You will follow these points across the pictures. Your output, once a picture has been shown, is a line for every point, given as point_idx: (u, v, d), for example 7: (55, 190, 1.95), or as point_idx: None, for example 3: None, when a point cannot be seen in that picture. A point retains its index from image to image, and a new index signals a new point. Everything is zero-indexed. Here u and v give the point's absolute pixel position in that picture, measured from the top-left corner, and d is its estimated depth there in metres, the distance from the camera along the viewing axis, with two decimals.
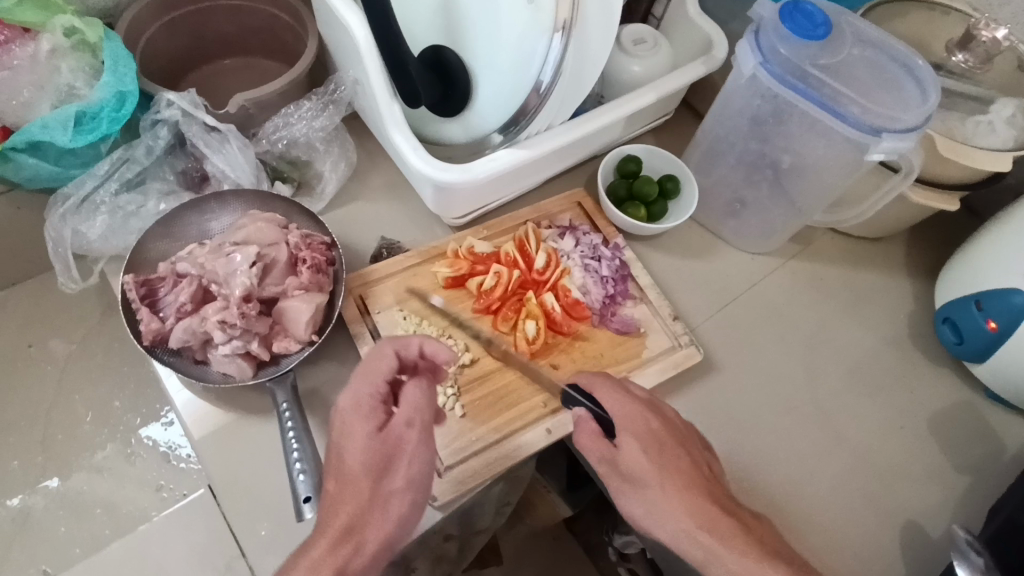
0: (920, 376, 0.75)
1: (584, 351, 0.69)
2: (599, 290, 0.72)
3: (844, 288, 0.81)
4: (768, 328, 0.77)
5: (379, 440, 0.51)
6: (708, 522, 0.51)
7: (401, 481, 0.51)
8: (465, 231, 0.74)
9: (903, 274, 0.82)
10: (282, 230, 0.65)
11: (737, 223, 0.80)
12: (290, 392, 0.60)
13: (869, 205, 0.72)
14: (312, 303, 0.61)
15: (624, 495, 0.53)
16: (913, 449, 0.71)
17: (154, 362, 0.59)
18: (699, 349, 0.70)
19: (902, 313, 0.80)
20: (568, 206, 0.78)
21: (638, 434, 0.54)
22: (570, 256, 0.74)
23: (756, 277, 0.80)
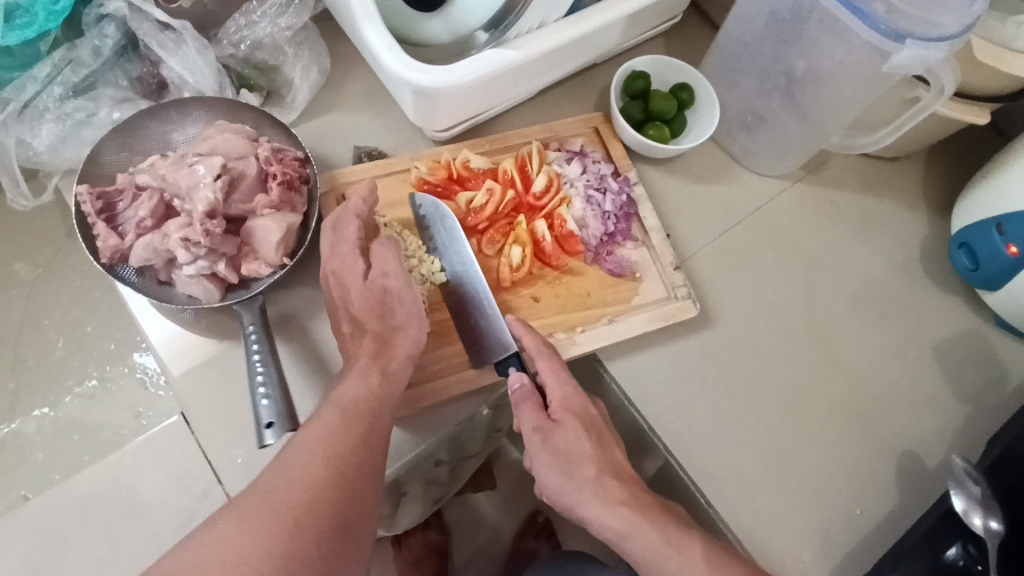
0: (928, 304, 0.72)
1: (570, 288, 0.65)
2: (598, 225, 0.67)
3: (856, 210, 0.76)
4: (771, 252, 0.72)
5: (367, 285, 0.55)
6: (635, 501, 0.52)
7: (402, 316, 0.55)
8: (463, 143, 0.69)
9: (918, 195, 0.77)
10: (251, 143, 0.60)
11: (743, 138, 0.74)
12: (257, 315, 0.56)
13: (897, 125, 0.65)
14: (283, 223, 0.56)
15: (547, 469, 0.54)
16: (914, 377, 0.68)
17: (118, 282, 0.56)
18: (695, 303, 0.66)
19: (915, 236, 0.75)
20: (583, 130, 0.72)
21: (577, 411, 0.55)
22: (574, 183, 0.69)
23: (761, 199, 0.75)
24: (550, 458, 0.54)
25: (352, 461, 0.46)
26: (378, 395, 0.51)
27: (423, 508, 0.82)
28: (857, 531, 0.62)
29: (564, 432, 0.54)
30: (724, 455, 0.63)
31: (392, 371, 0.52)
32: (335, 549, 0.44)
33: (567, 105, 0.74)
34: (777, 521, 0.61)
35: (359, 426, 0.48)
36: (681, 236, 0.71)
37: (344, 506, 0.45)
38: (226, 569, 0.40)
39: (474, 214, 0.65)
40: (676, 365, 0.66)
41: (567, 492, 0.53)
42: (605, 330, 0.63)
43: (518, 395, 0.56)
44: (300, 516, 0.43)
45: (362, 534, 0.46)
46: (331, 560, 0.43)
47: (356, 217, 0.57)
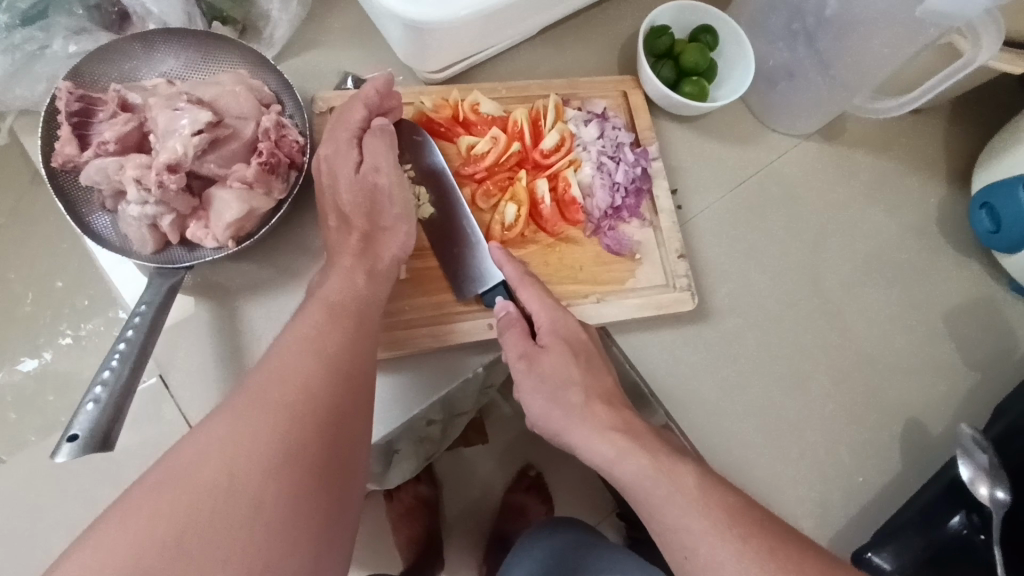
0: (940, 266, 0.69)
1: (562, 257, 0.61)
2: (604, 197, 0.63)
3: (873, 166, 0.72)
4: (782, 210, 0.69)
5: (358, 178, 0.53)
6: (623, 423, 0.49)
7: (390, 217, 0.53)
8: (474, 85, 0.63)
9: (939, 151, 0.73)
10: (259, 107, 0.54)
11: (760, 85, 0.69)
12: (158, 293, 0.50)
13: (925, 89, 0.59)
14: (245, 206, 0.51)
15: (530, 392, 0.52)
16: (923, 343, 0.66)
17: (55, 192, 0.52)
18: (693, 298, 0.62)
19: (932, 196, 0.71)
20: (609, 92, 0.66)
21: (565, 337, 0.54)
22: (587, 147, 0.64)
23: (773, 153, 0.70)
24: (536, 381, 0.52)
25: (344, 356, 0.44)
26: (360, 299, 0.49)
27: (416, 462, 0.81)
28: (857, 498, 0.61)
29: (549, 355, 0.52)
30: (724, 420, 0.61)
31: (378, 273, 0.51)
32: (337, 441, 0.41)
33: (573, 46, 0.68)
34: (774, 487, 0.60)
35: (347, 325, 0.46)
36: (687, 193, 0.67)
37: (341, 398, 0.42)
38: (221, 459, 0.37)
39: (474, 161, 0.61)
40: (679, 328, 0.63)
41: (551, 416, 0.51)
42: (592, 309, 0.59)
43: (503, 323, 0.55)
44: (292, 407, 0.40)
45: (364, 430, 0.44)
46: (336, 451, 0.41)
47: (363, 108, 0.54)
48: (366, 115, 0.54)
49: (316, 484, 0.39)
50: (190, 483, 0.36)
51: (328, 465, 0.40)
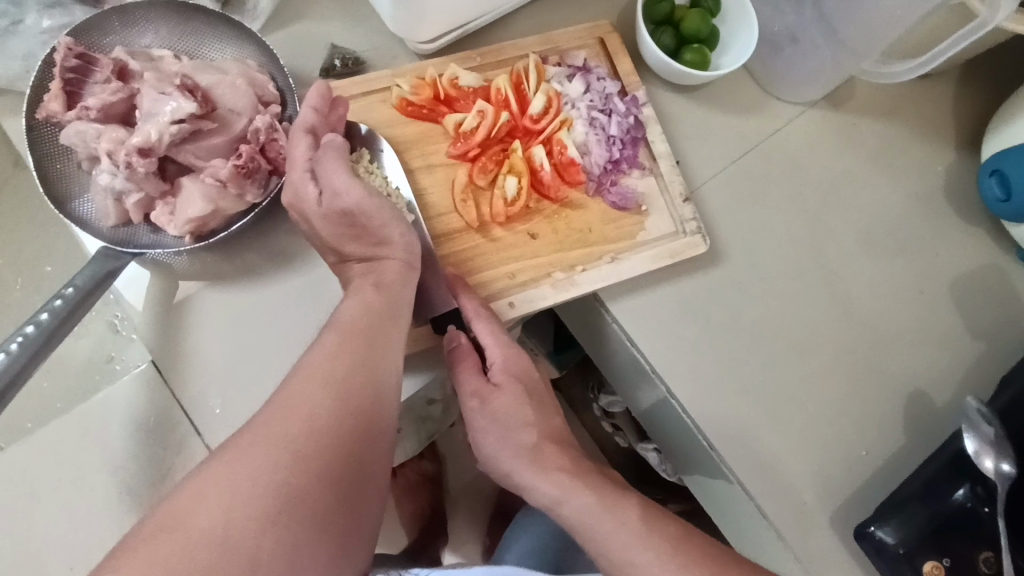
0: (947, 237, 0.67)
1: (570, 222, 0.59)
2: (601, 151, 0.61)
3: (880, 134, 0.69)
4: (784, 182, 0.67)
5: (325, 210, 0.50)
6: (579, 469, 0.49)
7: (379, 229, 0.50)
8: (451, 57, 0.61)
9: (947, 117, 0.71)
10: (256, 104, 0.52)
11: (763, 52, 0.67)
12: (92, 277, 0.48)
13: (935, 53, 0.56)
14: (209, 206, 0.50)
15: (478, 431, 0.51)
16: (927, 315, 0.65)
17: (28, 145, 0.50)
18: (705, 239, 0.61)
19: (939, 163, 0.69)
20: (586, 42, 0.64)
21: (518, 375, 0.53)
22: (575, 104, 0.62)
23: (778, 122, 0.68)
24: (487, 422, 0.51)
25: (357, 383, 0.43)
26: (375, 321, 0.46)
27: (417, 442, 0.80)
28: (858, 472, 0.60)
29: (500, 398, 0.51)
30: (724, 396, 0.60)
31: (387, 283, 0.49)
32: (351, 475, 0.41)
33: (569, 12, 0.65)
34: (778, 462, 0.60)
35: (361, 349, 0.44)
36: (689, 165, 0.65)
37: (355, 431, 0.41)
38: (224, 499, 0.37)
39: (464, 139, 0.58)
40: (679, 304, 0.62)
41: (502, 459, 0.50)
42: (607, 269, 0.58)
43: (456, 355, 0.52)
44: (303, 443, 0.39)
45: (382, 456, 0.43)
46: (349, 484, 0.41)
47: (306, 132, 0.51)
48: (312, 136, 0.51)
49: (326, 519, 0.39)
50: (191, 523, 0.36)
51: (339, 499, 0.40)
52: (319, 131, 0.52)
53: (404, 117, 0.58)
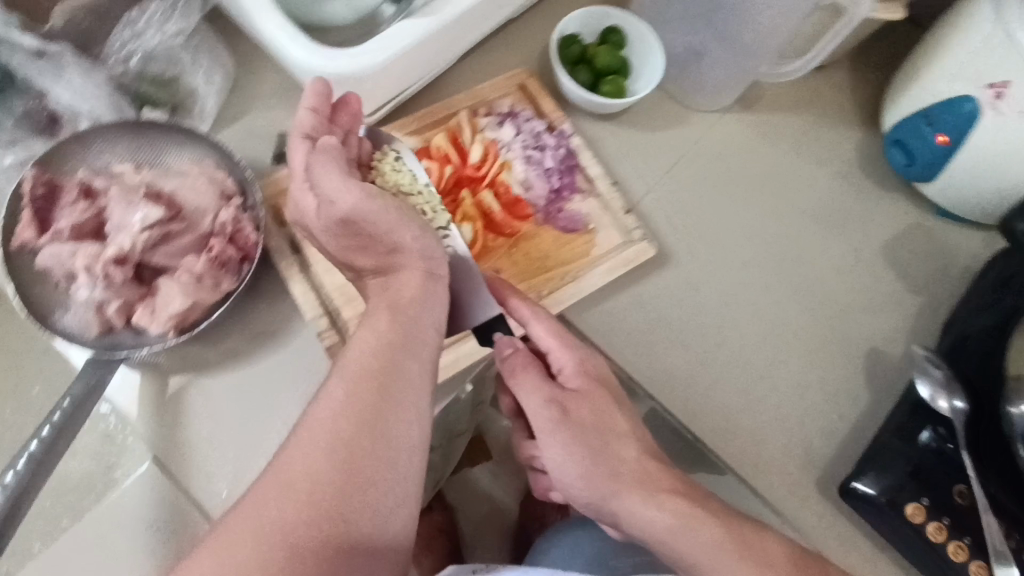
0: (871, 205, 0.74)
1: (528, 252, 0.64)
2: (542, 184, 0.66)
3: (792, 125, 0.76)
4: (717, 182, 0.72)
5: (322, 218, 0.51)
6: (668, 482, 0.50)
7: (387, 235, 0.50)
8: (391, 125, 0.66)
9: (848, 100, 0.78)
10: (218, 200, 0.56)
11: (674, 71, 0.73)
12: (87, 385, 0.51)
13: (824, 43, 0.65)
14: (189, 299, 0.52)
15: (560, 442, 0.50)
16: (868, 279, 0.71)
17: (7, 274, 0.52)
18: (652, 243, 0.66)
19: (850, 141, 0.77)
20: (509, 90, 0.69)
21: (594, 377, 0.53)
22: (510, 147, 0.67)
23: (701, 130, 0.74)
24: (569, 432, 0.50)
25: (363, 429, 0.42)
26: (386, 354, 0.45)
27: None
28: (836, 436, 0.65)
29: (578, 402, 0.52)
30: (700, 388, 0.64)
31: (404, 306, 0.48)
32: (366, 519, 0.40)
33: (491, 66, 0.71)
34: (763, 438, 0.64)
35: (370, 390, 0.43)
36: (628, 183, 0.71)
37: (366, 476, 0.41)
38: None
39: None
40: (642, 311, 0.66)
41: (594, 481, 0.49)
42: (570, 289, 0.63)
43: (516, 360, 0.52)
44: (310, 500, 0.39)
45: (405, 487, 0.42)
46: (368, 526, 0.40)
47: (304, 138, 0.53)
48: (309, 140, 0.53)
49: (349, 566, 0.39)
50: None
51: (360, 545, 0.40)
52: (317, 134, 0.54)
53: None
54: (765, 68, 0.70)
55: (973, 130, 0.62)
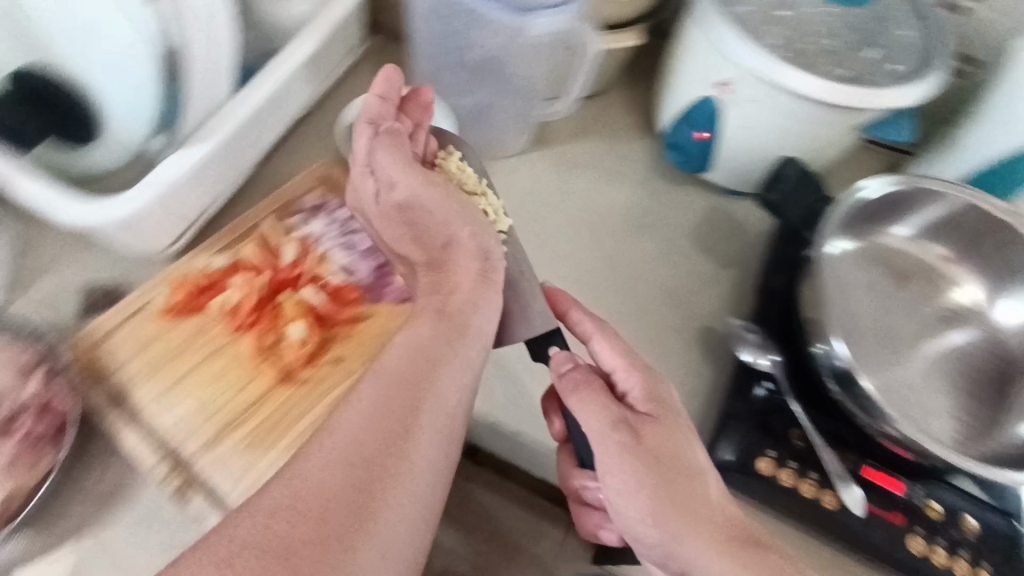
0: (670, 203, 0.82)
1: (365, 334, 0.62)
2: (365, 265, 0.65)
3: (586, 150, 0.84)
4: (533, 218, 0.78)
5: (382, 205, 0.62)
6: (727, 526, 0.51)
7: (437, 218, 0.61)
8: (195, 249, 0.64)
9: (629, 116, 0.87)
10: (20, 377, 0.55)
11: (467, 127, 0.79)
12: None
13: (579, 78, 0.72)
14: (6, 484, 0.51)
15: (612, 475, 0.54)
16: (684, 267, 0.78)
17: None
18: None
19: (639, 151, 0.85)
20: (313, 184, 0.69)
21: (657, 400, 0.57)
22: (323, 239, 0.66)
23: (505, 175, 0.80)
24: (630, 456, 0.53)
25: (394, 428, 0.47)
26: (443, 350, 0.53)
27: None
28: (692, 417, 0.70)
29: (648, 428, 0.55)
30: None
31: (449, 316, 0.55)
32: (384, 505, 0.45)
33: (292, 164, 0.73)
34: None
35: (403, 388, 0.50)
36: None
37: (388, 466, 0.46)
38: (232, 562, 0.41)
39: (235, 314, 0.61)
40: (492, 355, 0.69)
41: (659, 516, 0.52)
42: None
43: (580, 380, 0.56)
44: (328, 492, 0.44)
45: (437, 471, 0.49)
46: (387, 514, 0.45)
47: (367, 122, 0.63)
48: (370, 125, 0.63)
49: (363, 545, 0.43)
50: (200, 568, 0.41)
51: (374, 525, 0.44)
52: (380, 118, 0.64)
53: (170, 321, 0.60)
54: (541, 109, 0.77)
55: (721, 123, 0.72)
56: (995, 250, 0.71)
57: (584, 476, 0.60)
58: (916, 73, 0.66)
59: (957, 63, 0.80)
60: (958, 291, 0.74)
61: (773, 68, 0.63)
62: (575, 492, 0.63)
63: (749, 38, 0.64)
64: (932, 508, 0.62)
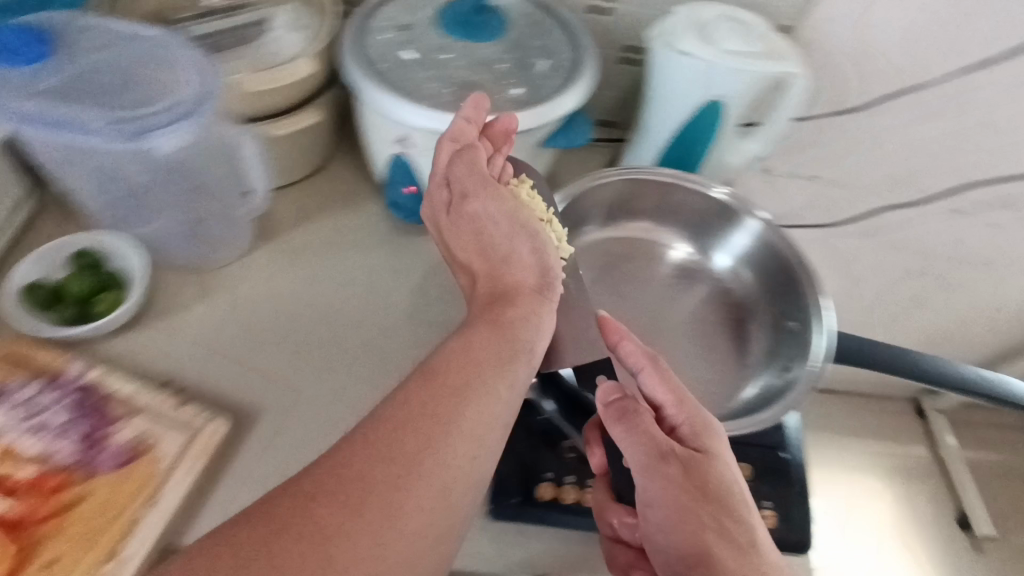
0: (414, 256, 0.83)
1: (77, 519, 0.56)
2: (65, 441, 0.59)
3: (318, 230, 0.83)
4: (275, 317, 0.76)
5: (469, 217, 0.64)
6: (745, 564, 0.55)
7: (501, 234, 0.63)
8: None
9: (356, 184, 0.88)
10: None
11: (176, 247, 0.74)
12: None
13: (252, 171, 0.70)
14: None
15: (702, 464, 0.56)
16: (440, 314, 0.79)
17: None
18: (222, 418, 0.65)
19: (373, 215, 0.86)
20: None
21: (702, 424, 0.58)
22: (7, 429, 0.59)
23: (236, 281, 0.77)
24: (708, 488, 0.56)
25: (419, 438, 0.46)
26: (498, 359, 0.52)
27: None
28: None
29: (696, 467, 0.56)
30: None
31: (505, 354, 0.53)
32: (308, 541, 0.40)
33: None
34: None
35: (408, 431, 0.46)
36: (181, 374, 0.69)
37: (394, 502, 0.43)
38: None
39: None
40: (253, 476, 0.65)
41: (686, 535, 0.55)
42: (148, 523, 0.57)
43: (642, 374, 0.59)
44: (378, 436, 0.45)
45: (396, 518, 0.43)
46: (312, 555, 0.40)
47: (471, 141, 0.64)
48: (454, 145, 0.64)
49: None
50: None
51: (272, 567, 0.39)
52: (474, 135, 0.65)
53: None
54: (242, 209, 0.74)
55: (417, 176, 0.74)
56: (665, 207, 0.80)
57: (623, 515, 0.62)
58: (574, 63, 0.73)
59: (615, 53, 0.87)
60: (665, 250, 0.82)
61: (434, 119, 0.66)
62: (614, 533, 0.63)
63: (414, 100, 0.67)
64: None
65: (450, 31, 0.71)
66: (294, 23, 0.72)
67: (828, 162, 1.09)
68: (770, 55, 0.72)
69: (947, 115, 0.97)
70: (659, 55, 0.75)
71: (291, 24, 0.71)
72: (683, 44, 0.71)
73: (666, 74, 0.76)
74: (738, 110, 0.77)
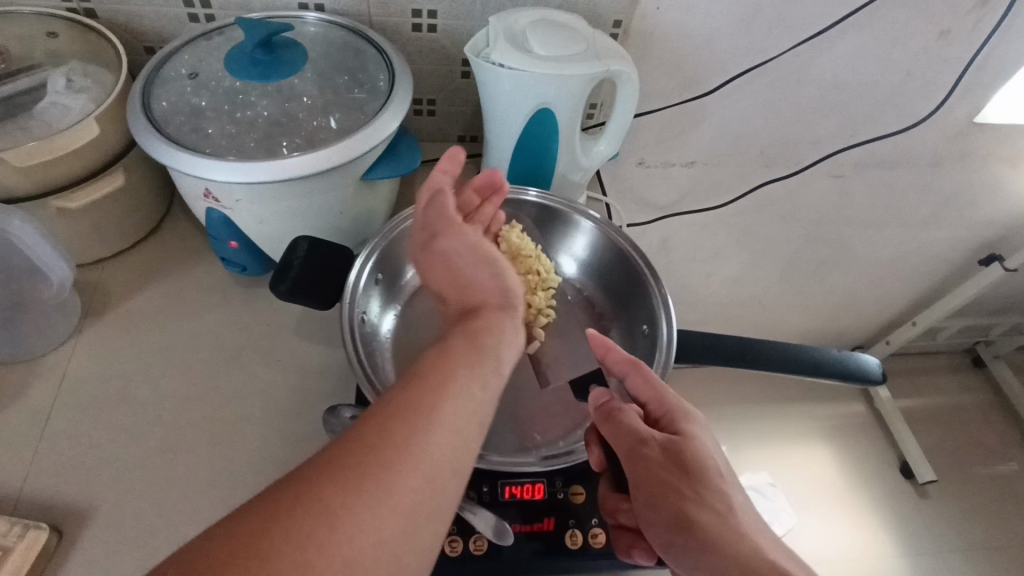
0: (264, 309, 0.79)
1: None
2: None
3: (156, 294, 0.78)
4: (108, 395, 0.70)
5: (438, 251, 0.61)
6: (739, 531, 0.55)
7: (470, 268, 0.59)
8: None
9: (197, 240, 0.84)
10: None
11: None
12: None
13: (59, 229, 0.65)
14: None
15: (690, 429, 0.60)
16: (294, 366, 0.75)
17: None
18: (42, 524, 0.60)
19: (216, 271, 0.82)
20: None
21: (684, 409, 0.61)
22: None
23: (62, 365, 0.72)
24: (700, 458, 0.58)
25: (415, 420, 0.42)
26: (476, 359, 0.48)
27: None
28: None
29: (686, 444, 0.58)
30: None
31: (477, 362, 0.48)
32: (316, 517, 0.37)
33: None
34: None
35: (409, 412, 0.43)
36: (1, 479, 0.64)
37: (398, 481, 0.40)
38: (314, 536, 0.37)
39: None
40: None
41: (686, 513, 0.55)
42: None
43: (625, 372, 0.62)
44: (368, 433, 0.41)
45: (396, 494, 0.40)
46: (321, 529, 0.37)
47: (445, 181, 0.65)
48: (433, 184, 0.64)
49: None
50: None
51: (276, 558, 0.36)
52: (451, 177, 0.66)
53: None
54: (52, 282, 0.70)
55: (242, 228, 0.70)
56: None
57: (620, 503, 0.62)
58: (389, 89, 0.69)
59: (458, 68, 0.86)
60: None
61: (244, 172, 0.60)
62: (617, 522, 0.63)
63: (221, 158, 0.61)
64: (578, 492, 0.65)
65: (235, 73, 0.65)
66: (72, 83, 0.67)
67: (700, 148, 1.08)
68: (588, 57, 0.70)
69: (799, 87, 0.97)
70: (480, 69, 0.72)
71: (68, 85, 0.67)
72: (496, 56, 0.68)
73: (495, 89, 0.73)
74: (573, 114, 0.75)
